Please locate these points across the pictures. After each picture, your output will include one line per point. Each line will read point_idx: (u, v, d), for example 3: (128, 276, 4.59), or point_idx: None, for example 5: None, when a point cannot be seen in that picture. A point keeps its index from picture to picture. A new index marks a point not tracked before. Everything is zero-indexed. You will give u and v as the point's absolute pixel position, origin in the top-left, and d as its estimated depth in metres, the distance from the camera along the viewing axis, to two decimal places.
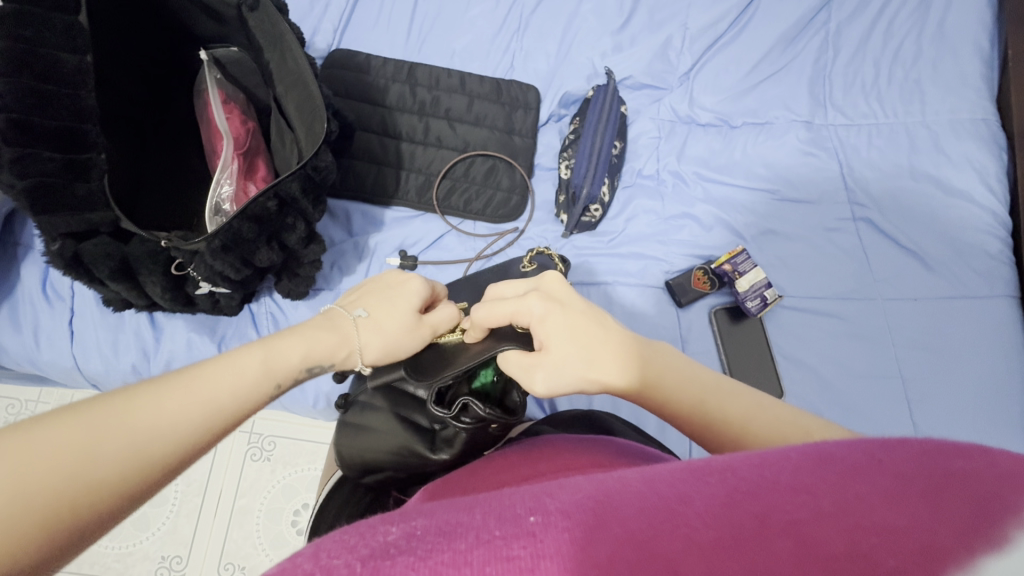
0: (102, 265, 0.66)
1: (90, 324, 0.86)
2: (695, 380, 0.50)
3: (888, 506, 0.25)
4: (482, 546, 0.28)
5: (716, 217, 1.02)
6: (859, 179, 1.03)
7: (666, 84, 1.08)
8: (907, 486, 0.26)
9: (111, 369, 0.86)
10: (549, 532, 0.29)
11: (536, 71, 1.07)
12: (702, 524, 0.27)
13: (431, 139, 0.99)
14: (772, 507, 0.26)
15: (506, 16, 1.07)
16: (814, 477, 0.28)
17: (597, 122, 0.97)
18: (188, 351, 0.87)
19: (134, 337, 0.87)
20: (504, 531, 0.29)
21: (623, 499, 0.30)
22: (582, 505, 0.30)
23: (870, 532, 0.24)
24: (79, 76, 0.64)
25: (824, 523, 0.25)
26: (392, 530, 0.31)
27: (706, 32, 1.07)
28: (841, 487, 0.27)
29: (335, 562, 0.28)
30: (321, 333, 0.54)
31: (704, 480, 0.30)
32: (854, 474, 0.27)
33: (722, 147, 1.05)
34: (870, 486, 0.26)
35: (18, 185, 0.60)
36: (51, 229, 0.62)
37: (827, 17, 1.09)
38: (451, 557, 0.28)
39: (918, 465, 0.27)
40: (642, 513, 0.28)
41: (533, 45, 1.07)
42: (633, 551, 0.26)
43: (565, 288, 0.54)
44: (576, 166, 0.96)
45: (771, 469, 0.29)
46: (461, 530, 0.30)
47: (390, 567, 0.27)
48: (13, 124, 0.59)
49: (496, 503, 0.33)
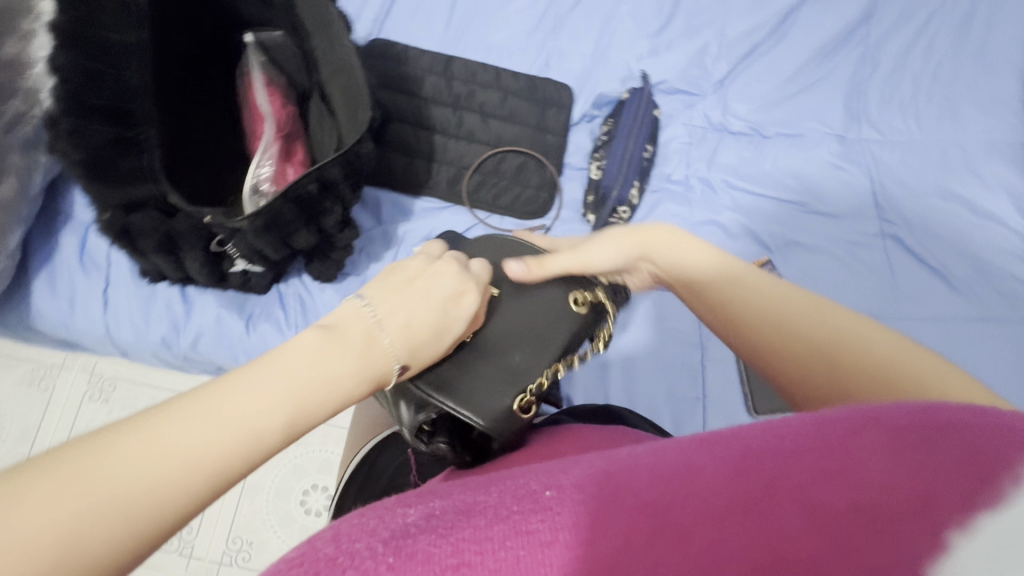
0: (148, 238, 0.67)
1: (124, 294, 0.89)
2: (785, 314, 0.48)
3: (888, 462, 0.26)
4: (502, 521, 0.30)
5: (741, 226, 1.02)
6: (889, 196, 1.02)
7: (700, 90, 1.08)
8: (907, 437, 0.26)
9: (142, 338, 0.88)
10: (565, 504, 0.30)
11: (570, 71, 1.07)
12: (711, 493, 0.28)
13: (463, 132, 1.00)
14: (778, 474, 0.27)
15: (544, 14, 1.08)
16: (817, 439, 0.28)
17: (631, 124, 0.98)
18: (216, 327, 0.89)
19: (164, 310, 0.89)
20: (520, 507, 0.31)
21: (636, 471, 0.31)
22: (597, 479, 0.31)
23: (872, 499, 0.25)
24: (131, 51, 0.66)
25: (828, 487, 0.26)
26: (410, 513, 0.32)
27: (744, 40, 1.07)
28: (843, 445, 0.27)
29: (357, 545, 0.29)
30: (352, 362, 0.41)
31: (712, 448, 0.31)
32: (855, 431, 0.28)
33: (752, 156, 1.05)
34: (871, 444, 0.27)
35: (76, 156, 0.63)
36: (103, 200, 0.65)
37: (867, 31, 1.08)
38: (472, 533, 0.29)
39: (916, 417, 0.27)
40: (653, 483, 0.29)
41: (569, 45, 1.08)
42: (647, 521, 0.28)
43: (673, 247, 0.57)
44: (607, 168, 0.97)
45: (776, 434, 0.30)
46: (479, 508, 0.31)
47: (414, 544, 0.29)
48: (72, 98, 0.63)
49: (512, 482, 0.34)
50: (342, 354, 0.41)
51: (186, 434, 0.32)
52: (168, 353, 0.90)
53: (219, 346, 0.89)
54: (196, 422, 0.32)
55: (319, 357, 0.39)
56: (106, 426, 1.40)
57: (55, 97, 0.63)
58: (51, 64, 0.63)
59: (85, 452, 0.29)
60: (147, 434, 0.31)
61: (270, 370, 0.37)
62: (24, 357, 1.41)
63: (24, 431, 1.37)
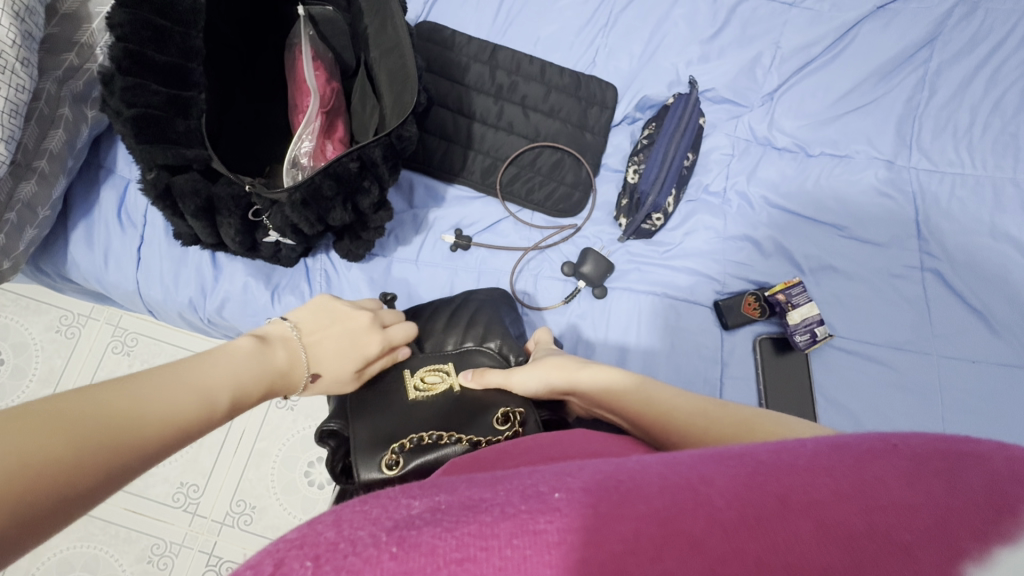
0: (188, 201, 0.67)
1: (157, 253, 0.90)
2: (675, 416, 0.55)
3: (904, 487, 0.31)
4: (508, 519, 0.31)
5: (777, 245, 0.99)
6: (934, 228, 0.99)
7: (747, 101, 1.05)
8: (921, 469, 0.32)
9: (172, 300, 0.90)
10: (572, 506, 0.32)
11: (617, 70, 1.05)
12: (723, 504, 0.31)
13: (503, 124, 0.99)
14: (791, 488, 0.31)
15: (595, 11, 1.06)
16: (831, 462, 0.33)
17: (673, 130, 0.93)
18: (243, 294, 0.90)
19: (194, 273, 0.90)
20: (527, 506, 0.32)
21: (647, 479, 0.34)
22: (604, 484, 0.34)
23: (886, 514, 0.29)
24: (191, 14, 0.66)
25: (841, 506, 0.30)
26: (414, 505, 0.34)
27: (798, 54, 1.05)
28: (857, 469, 0.32)
29: (359, 533, 0.31)
30: (252, 369, 0.59)
31: (725, 463, 0.35)
32: (869, 459, 0.33)
33: (795, 173, 1.02)
34: (885, 470, 0.32)
35: (127, 112, 0.63)
36: (149, 158, 0.65)
37: (928, 55, 1.04)
38: (478, 529, 0.30)
39: (925, 455, 0.33)
40: (666, 493, 0.32)
41: (618, 44, 1.06)
42: (655, 526, 0.30)
43: (588, 371, 0.64)
44: (646, 171, 0.91)
45: (787, 454, 0.35)
46: (484, 505, 0.33)
47: (418, 536, 0.30)
48: (128, 55, 0.63)
49: (517, 482, 0.36)
50: (252, 358, 0.60)
51: (132, 399, 0.45)
52: (195, 316, 0.91)
53: (244, 314, 0.90)
54: (142, 390, 0.47)
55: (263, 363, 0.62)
56: (124, 379, 1.44)
57: (111, 51, 0.63)
58: (110, 17, 0.63)
59: (64, 402, 0.41)
60: (98, 396, 0.44)
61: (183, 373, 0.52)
62: (53, 304, 1.45)
63: (48, 376, 1.42)
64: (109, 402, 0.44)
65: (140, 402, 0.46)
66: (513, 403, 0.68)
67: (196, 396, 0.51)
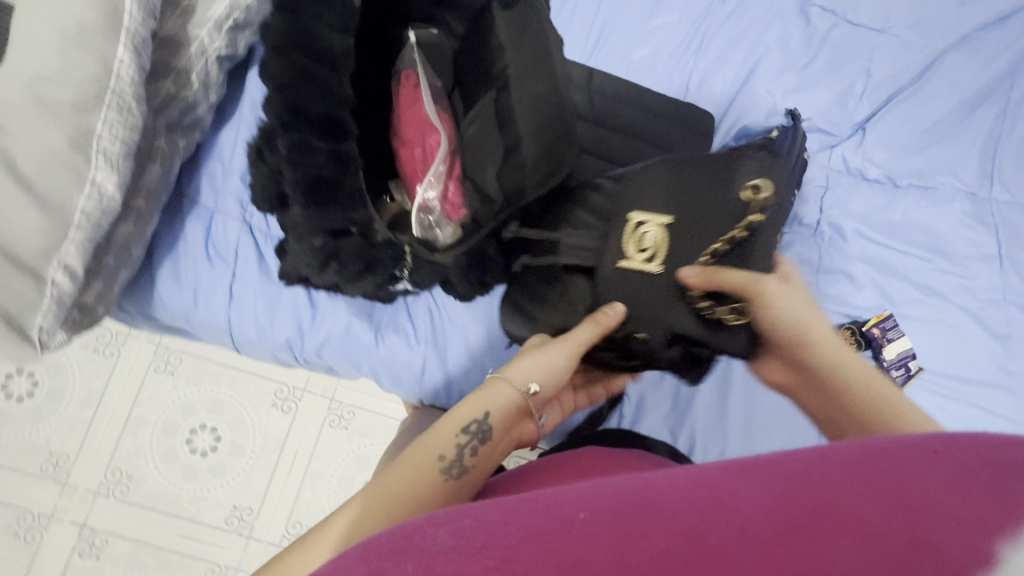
0: (353, 265, 0.69)
1: (249, 290, 0.85)
2: (848, 369, 0.75)
3: (943, 490, 0.32)
4: (537, 542, 0.33)
5: (869, 278, 1.00)
6: (1016, 261, 1.01)
7: (839, 130, 1.03)
8: (965, 476, 0.32)
9: (266, 339, 0.86)
10: (596, 526, 0.34)
11: (711, 96, 1.02)
12: (752, 516, 0.32)
13: (601, 152, 0.95)
14: (824, 500, 0.33)
15: (688, 35, 1.03)
16: (872, 472, 0.34)
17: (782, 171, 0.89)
18: (346, 335, 0.86)
19: (291, 311, 0.85)
20: (554, 527, 0.34)
21: (672, 499, 0.35)
22: (629, 504, 0.35)
23: (920, 521, 0.30)
24: (343, 57, 0.62)
25: (873, 516, 0.31)
26: (439, 534, 0.36)
27: (888, 83, 1.04)
28: (901, 477, 0.33)
29: (386, 564, 0.34)
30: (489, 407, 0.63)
31: (754, 476, 0.36)
32: (918, 463, 0.34)
33: (883, 206, 1.02)
34: (934, 475, 0.33)
35: (297, 179, 0.61)
36: (320, 225, 0.64)
37: (1011, 87, 1.05)
38: (501, 552, 0.33)
39: (968, 462, 0.33)
40: (696, 510, 0.34)
41: (711, 68, 1.03)
42: (686, 544, 0.32)
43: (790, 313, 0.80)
44: None
45: (820, 464, 0.36)
46: (509, 529, 0.35)
47: (443, 566, 0.33)
48: (290, 111, 0.61)
49: (543, 503, 0.38)
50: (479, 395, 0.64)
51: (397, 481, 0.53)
52: (289, 355, 0.87)
53: (345, 354, 0.87)
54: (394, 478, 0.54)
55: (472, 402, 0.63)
56: (168, 400, 1.38)
57: (272, 108, 0.61)
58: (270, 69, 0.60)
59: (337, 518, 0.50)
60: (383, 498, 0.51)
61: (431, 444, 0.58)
62: None
63: (87, 398, 1.35)
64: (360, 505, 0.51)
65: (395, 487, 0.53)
66: (744, 171, 0.74)
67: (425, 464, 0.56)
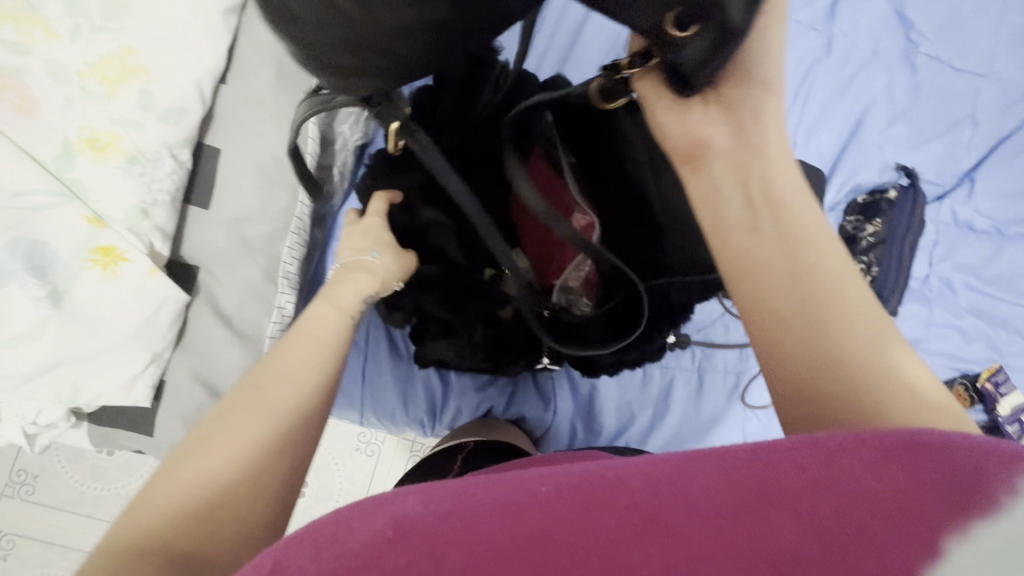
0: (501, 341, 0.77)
1: (383, 373, 0.87)
2: None
3: (878, 477, 0.28)
4: (501, 509, 0.30)
5: (981, 331, 1.00)
6: None
7: (944, 180, 1.01)
8: (908, 465, 0.29)
9: (401, 418, 0.89)
10: (561, 498, 0.30)
11: (818, 151, 1.01)
12: (707, 500, 0.29)
13: None
14: (770, 487, 0.29)
15: (796, 89, 1.02)
16: (806, 458, 0.30)
17: (907, 233, 0.92)
18: (478, 409, 0.92)
19: (424, 390, 0.90)
20: (518, 499, 0.31)
21: (636, 477, 0.32)
22: (592, 480, 0.32)
23: (871, 507, 0.27)
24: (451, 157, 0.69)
25: (820, 502, 0.28)
26: (409, 503, 0.32)
27: (998, 130, 1.01)
28: (829, 464, 0.30)
29: (359, 526, 0.31)
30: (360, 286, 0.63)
31: (704, 456, 0.33)
32: (839, 450, 0.30)
33: (994, 256, 1.01)
34: (852, 461, 0.29)
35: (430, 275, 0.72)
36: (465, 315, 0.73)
37: None
38: (466, 515, 0.30)
39: (904, 439, 0.30)
40: (649, 486, 0.31)
41: (816, 121, 1.01)
42: (638, 518, 0.29)
43: None
44: (883, 276, 0.92)
45: (766, 448, 0.32)
46: (475, 500, 0.32)
47: (413, 523, 0.30)
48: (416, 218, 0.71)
49: (507, 478, 0.34)
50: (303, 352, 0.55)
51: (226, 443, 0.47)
52: (423, 431, 0.92)
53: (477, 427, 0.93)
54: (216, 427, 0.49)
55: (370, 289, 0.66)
56: None
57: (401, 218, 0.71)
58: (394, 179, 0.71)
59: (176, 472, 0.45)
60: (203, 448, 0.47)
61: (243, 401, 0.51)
62: None
63: None
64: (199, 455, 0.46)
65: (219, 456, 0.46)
66: None
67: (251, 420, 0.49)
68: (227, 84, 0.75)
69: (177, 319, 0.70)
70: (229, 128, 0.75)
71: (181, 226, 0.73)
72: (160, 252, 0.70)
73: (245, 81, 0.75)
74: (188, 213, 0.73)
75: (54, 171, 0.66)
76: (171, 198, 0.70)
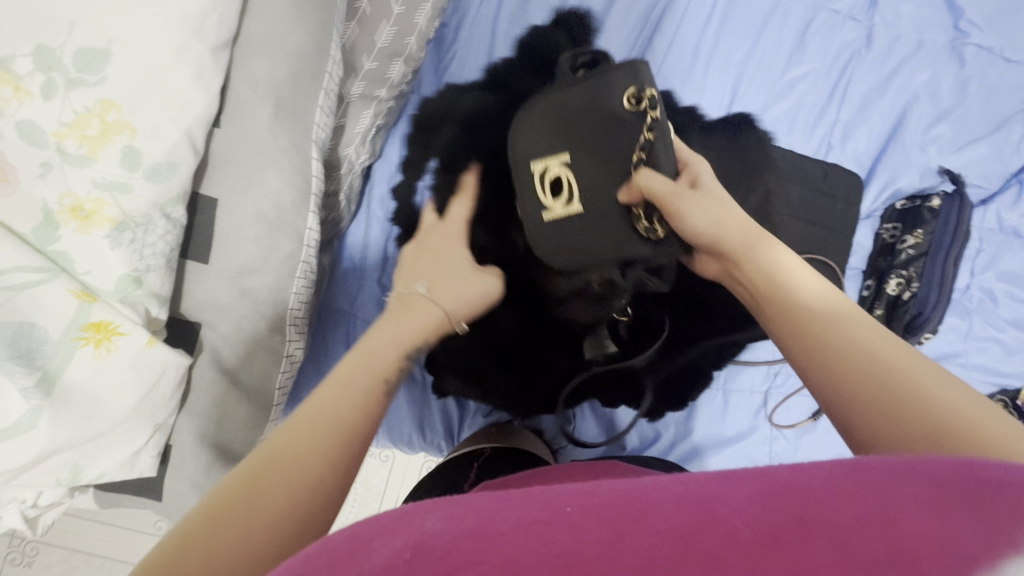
0: None
1: (397, 398, 0.85)
2: None
3: (930, 508, 0.25)
4: (523, 528, 0.28)
5: None
6: None
7: (990, 183, 0.95)
8: (948, 490, 0.26)
9: (419, 444, 0.88)
10: (588, 519, 0.28)
11: (855, 154, 0.94)
12: (739, 521, 0.26)
13: None
14: (810, 509, 0.26)
15: (833, 86, 0.94)
16: (853, 483, 0.27)
17: (951, 246, 0.87)
18: None
19: (440, 413, 0.88)
20: (542, 517, 0.28)
21: (661, 495, 0.29)
22: (619, 500, 0.29)
23: (925, 537, 0.23)
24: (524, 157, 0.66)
25: (865, 526, 0.24)
26: (431, 520, 0.30)
27: None
28: (881, 492, 0.26)
29: (377, 542, 0.28)
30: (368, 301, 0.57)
31: (741, 483, 0.30)
32: (892, 480, 0.27)
33: None
34: (909, 490, 0.26)
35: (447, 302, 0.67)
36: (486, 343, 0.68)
37: None
38: (487, 532, 0.28)
39: (950, 470, 0.27)
40: (679, 508, 0.28)
41: (854, 121, 0.94)
42: (672, 542, 0.25)
43: None
44: (923, 292, 0.87)
45: (805, 474, 0.30)
46: (498, 517, 0.29)
47: (434, 543, 0.27)
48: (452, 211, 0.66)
49: (537, 496, 0.32)
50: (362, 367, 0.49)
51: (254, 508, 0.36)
52: (441, 456, 0.90)
53: None
54: (240, 494, 0.37)
55: (387, 318, 0.57)
56: None
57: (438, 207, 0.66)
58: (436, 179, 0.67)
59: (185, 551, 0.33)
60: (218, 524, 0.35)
61: (269, 454, 0.39)
62: None
63: None
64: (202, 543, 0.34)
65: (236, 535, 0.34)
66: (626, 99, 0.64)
67: (271, 481, 0.38)
68: (221, 125, 0.53)
69: (181, 385, 0.53)
70: (227, 174, 0.53)
71: (176, 285, 0.55)
72: (158, 319, 0.52)
73: (242, 123, 0.53)
74: (184, 269, 0.54)
75: (33, 246, 0.46)
76: (167, 262, 0.51)
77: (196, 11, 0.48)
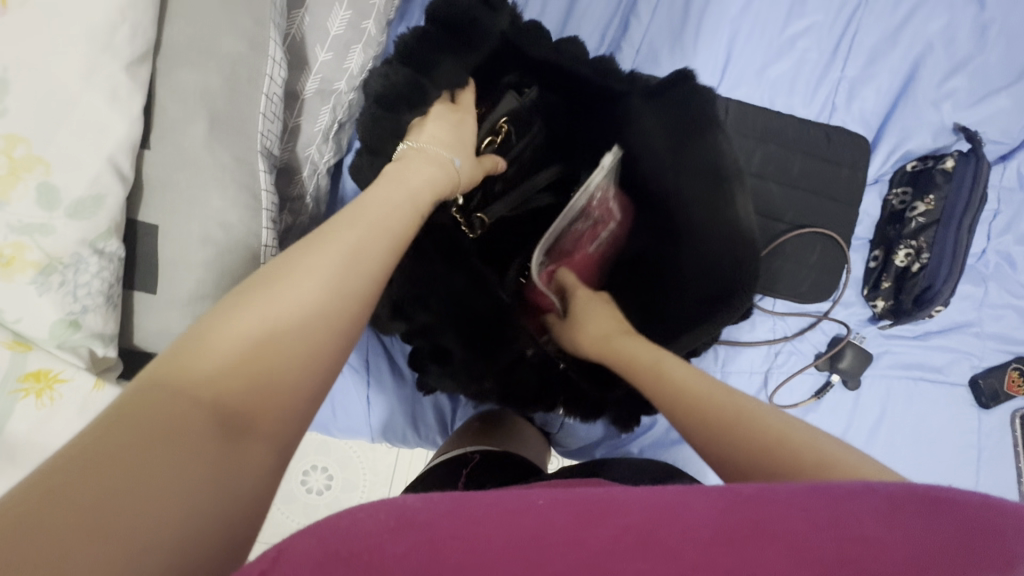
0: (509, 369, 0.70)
1: (388, 396, 0.83)
2: None
3: (882, 521, 0.26)
4: (495, 513, 0.27)
5: None
6: None
7: (1011, 138, 0.87)
8: (902, 505, 0.27)
9: (414, 440, 0.87)
10: (556, 508, 0.27)
11: (863, 113, 0.87)
12: (702, 520, 0.26)
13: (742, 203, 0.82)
14: (769, 511, 0.27)
15: (839, 39, 0.86)
16: (812, 492, 0.28)
17: (966, 211, 0.80)
18: None
19: (432, 408, 0.86)
20: (511, 505, 0.28)
21: (628, 493, 0.29)
22: (586, 495, 0.29)
23: (869, 547, 0.25)
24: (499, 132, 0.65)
25: (818, 532, 0.25)
26: (409, 499, 0.29)
27: None
28: (837, 502, 0.27)
29: (359, 514, 0.27)
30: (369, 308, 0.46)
31: (707, 486, 0.30)
32: (850, 493, 0.28)
33: None
34: (865, 502, 0.27)
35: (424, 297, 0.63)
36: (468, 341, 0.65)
37: None
38: (464, 513, 0.27)
39: (909, 491, 0.28)
40: (645, 503, 0.28)
41: (863, 76, 0.87)
42: (636, 535, 0.26)
43: None
44: (933, 265, 0.81)
45: (769, 482, 0.30)
46: (470, 502, 0.28)
47: (416, 519, 0.26)
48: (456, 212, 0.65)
49: (507, 491, 0.31)
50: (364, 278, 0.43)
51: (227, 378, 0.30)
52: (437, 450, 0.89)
53: None
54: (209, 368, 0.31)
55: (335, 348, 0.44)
56: None
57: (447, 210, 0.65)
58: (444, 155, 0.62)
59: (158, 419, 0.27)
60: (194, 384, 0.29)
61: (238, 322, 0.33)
62: None
63: None
64: (169, 412, 0.28)
65: (207, 405, 0.29)
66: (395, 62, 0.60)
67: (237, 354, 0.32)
68: (150, 146, 0.50)
69: None
70: (164, 197, 0.51)
71: (126, 318, 0.53)
72: (106, 357, 0.51)
73: (175, 140, 0.50)
74: (132, 300, 0.53)
75: None
76: (107, 298, 0.49)
77: (104, 24, 0.44)
